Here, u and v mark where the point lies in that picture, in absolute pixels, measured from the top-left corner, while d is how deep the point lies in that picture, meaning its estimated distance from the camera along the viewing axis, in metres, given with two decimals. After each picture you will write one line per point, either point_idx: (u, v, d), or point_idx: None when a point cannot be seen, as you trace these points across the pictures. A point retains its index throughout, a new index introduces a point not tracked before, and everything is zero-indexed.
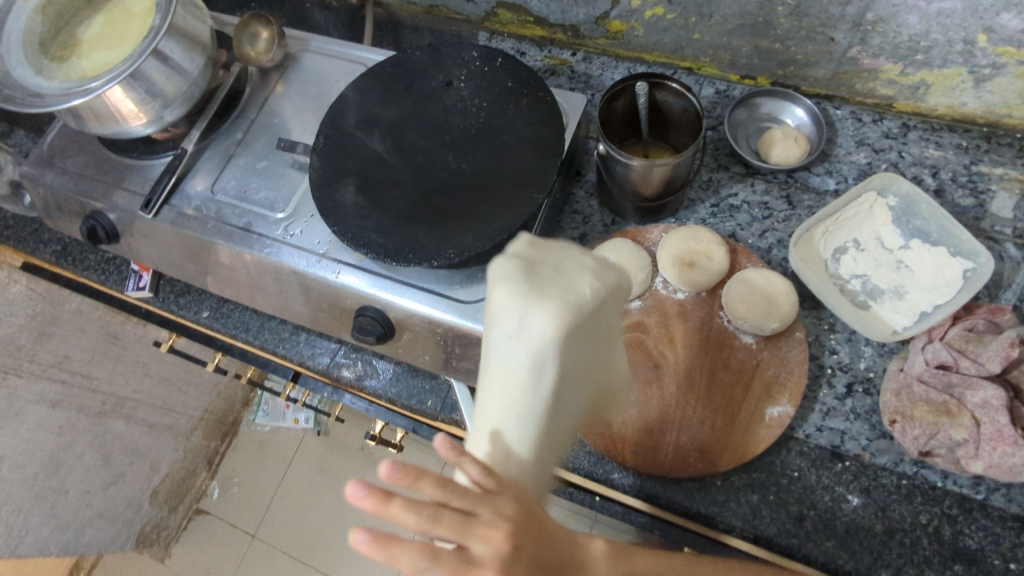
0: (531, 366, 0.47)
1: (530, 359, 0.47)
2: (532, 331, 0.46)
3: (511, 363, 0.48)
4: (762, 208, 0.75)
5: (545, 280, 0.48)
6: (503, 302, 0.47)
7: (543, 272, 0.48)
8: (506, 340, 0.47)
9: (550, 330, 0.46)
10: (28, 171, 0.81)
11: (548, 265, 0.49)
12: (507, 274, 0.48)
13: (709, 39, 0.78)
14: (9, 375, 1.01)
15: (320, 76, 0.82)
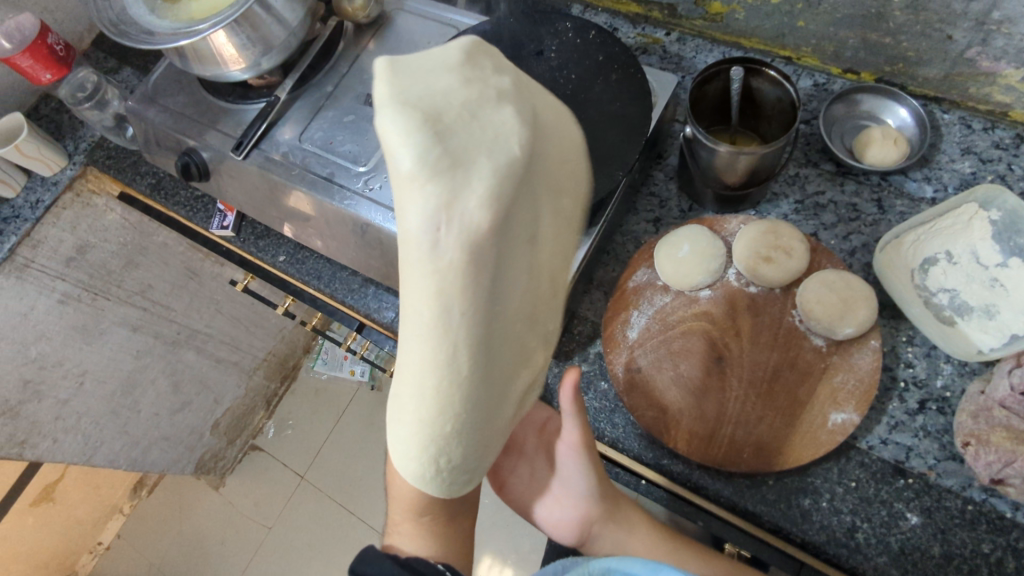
0: (464, 257, 0.44)
1: (466, 250, 0.44)
2: (461, 219, 0.43)
3: (445, 258, 0.44)
4: (849, 209, 0.72)
5: (461, 140, 0.43)
6: (426, 185, 0.42)
7: (452, 127, 0.43)
8: (430, 233, 0.43)
9: (487, 204, 0.43)
10: (134, 105, 0.85)
11: (458, 113, 0.43)
12: (422, 147, 0.42)
13: (814, 28, 0.75)
14: (99, 297, 1.11)
15: (412, 36, 0.83)
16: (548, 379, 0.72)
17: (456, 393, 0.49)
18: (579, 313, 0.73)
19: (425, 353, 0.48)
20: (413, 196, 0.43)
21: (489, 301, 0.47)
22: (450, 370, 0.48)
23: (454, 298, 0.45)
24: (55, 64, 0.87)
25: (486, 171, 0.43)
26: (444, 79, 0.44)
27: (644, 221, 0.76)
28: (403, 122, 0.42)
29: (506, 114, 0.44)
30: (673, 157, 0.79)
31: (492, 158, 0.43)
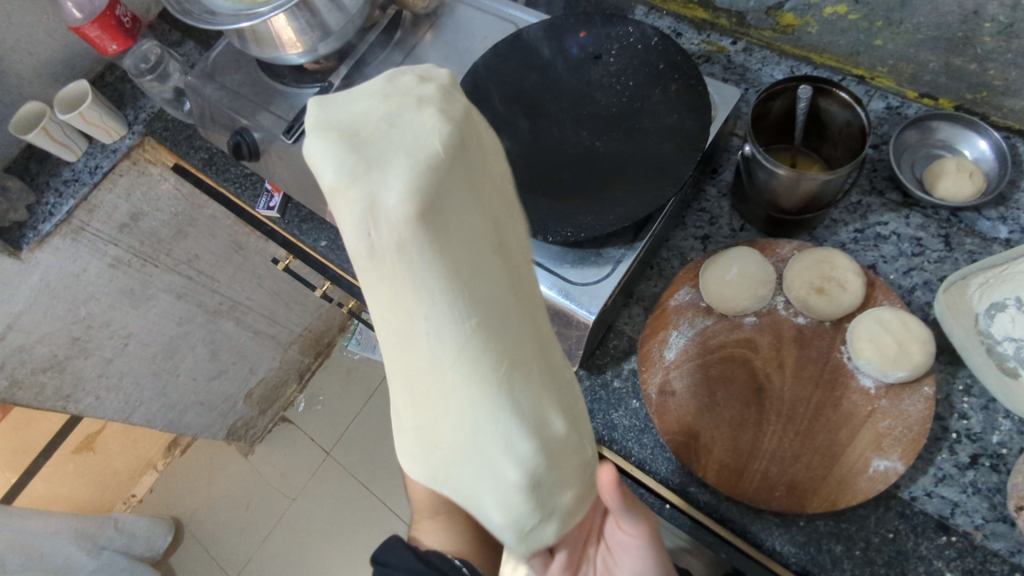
0: (403, 257, 0.42)
1: (402, 247, 0.42)
2: (390, 216, 0.41)
3: (388, 266, 0.43)
4: (913, 243, 0.68)
5: (379, 149, 0.42)
6: (348, 193, 0.41)
7: (370, 138, 0.42)
8: (365, 240, 0.42)
9: (407, 196, 0.41)
10: (193, 81, 0.87)
11: (376, 125, 0.43)
12: (340, 160, 0.42)
13: (892, 48, 0.71)
14: (147, 263, 1.14)
15: (470, 29, 0.81)
16: (580, 391, 0.70)
17: (438, 413, 0.49)
18: (616, 326, 0.72)
19: (399, 366, 0.49)
20: (343, 207, 0.42)
21: (445, 314, 0.45)
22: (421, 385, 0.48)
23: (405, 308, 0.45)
24: (121, 35, 0.89)
25: (404, 167, 0.41)
26: (364, 98, 0.44)
27: (692, 238, 0.74)
28: (324, 142, 0.42)
29: (427, 115, 0.43)
30: (729, 172, 0.76)
31: (411, 157, 0.42)
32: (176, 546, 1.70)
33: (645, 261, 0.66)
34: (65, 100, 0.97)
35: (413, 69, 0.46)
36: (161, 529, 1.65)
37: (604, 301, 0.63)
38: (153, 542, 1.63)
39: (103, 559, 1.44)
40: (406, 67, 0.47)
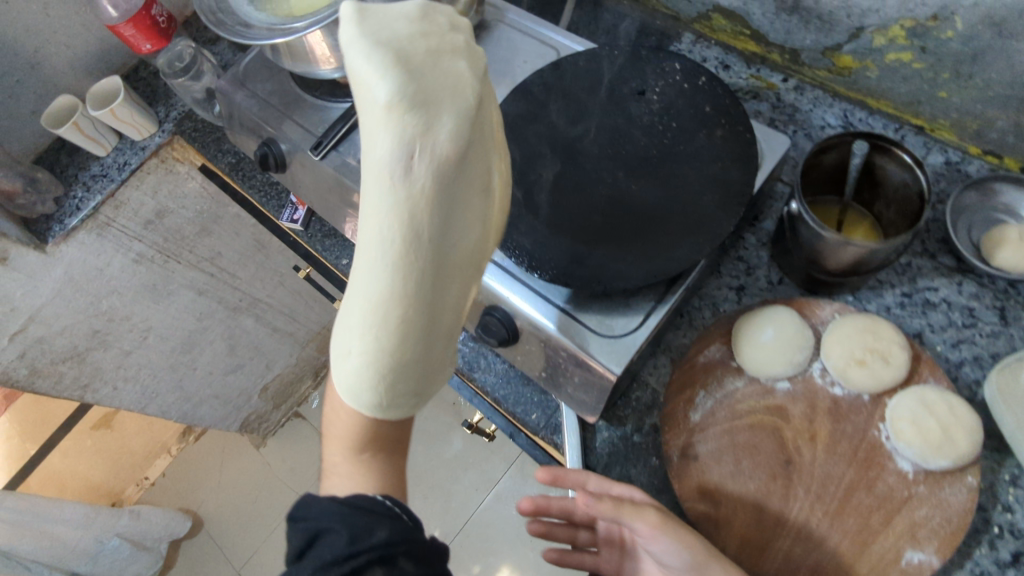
0: (428, 180, 0.48)
1: (434, 173, 0.48)
2: (434, 143, 0.47)
3: (414, 187, 0.48)
4: (965, 313, 0.64)
5: (428, 82, 0.48)
6: (404, 114, 0.47)
7: (422, 69, 0.48)
8: (401, 160, 0.47)
9: (455, 136, 0.48)
10: (224, 85, 0.85)
11: (424, 57, 0.49)
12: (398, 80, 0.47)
13: (957, 101, 0.66)
14: (170, 260, 1.13)
15: (509, 51, 0.77)
16: (598, 442, 0.67)
17: (411, 326, 0.49)
18: (640, 377, 0.69)
19: (368, 273, 0.50)
20: (387, 124, 0.47)
21: (435, 238, 0.50)
22: (387, 297, 0.49)
23: (404, 223, 0.48)
24: (157, 35, 0.88)
25: (452, 113, 0.48)
26: (406, 25, 0.50)
27: (727, 287, 0.70)
28: (376, 58, 0.47)
29: (463, 65, 0.50)
30: (769, 222, 0.72)
31: (456, 102, 0.48)
32: (195, 534, 1.73)
33: (675, 315, 0.64)
34: (98, 95, 0.96)
35: (449, 14, 0.52)
36: (178, 521, 1.67)
37: (630, 356, 0.60)
38: (169, 530, 1.64)
39: (112, 546, 1.46)
40: (439, 8, 0.52)
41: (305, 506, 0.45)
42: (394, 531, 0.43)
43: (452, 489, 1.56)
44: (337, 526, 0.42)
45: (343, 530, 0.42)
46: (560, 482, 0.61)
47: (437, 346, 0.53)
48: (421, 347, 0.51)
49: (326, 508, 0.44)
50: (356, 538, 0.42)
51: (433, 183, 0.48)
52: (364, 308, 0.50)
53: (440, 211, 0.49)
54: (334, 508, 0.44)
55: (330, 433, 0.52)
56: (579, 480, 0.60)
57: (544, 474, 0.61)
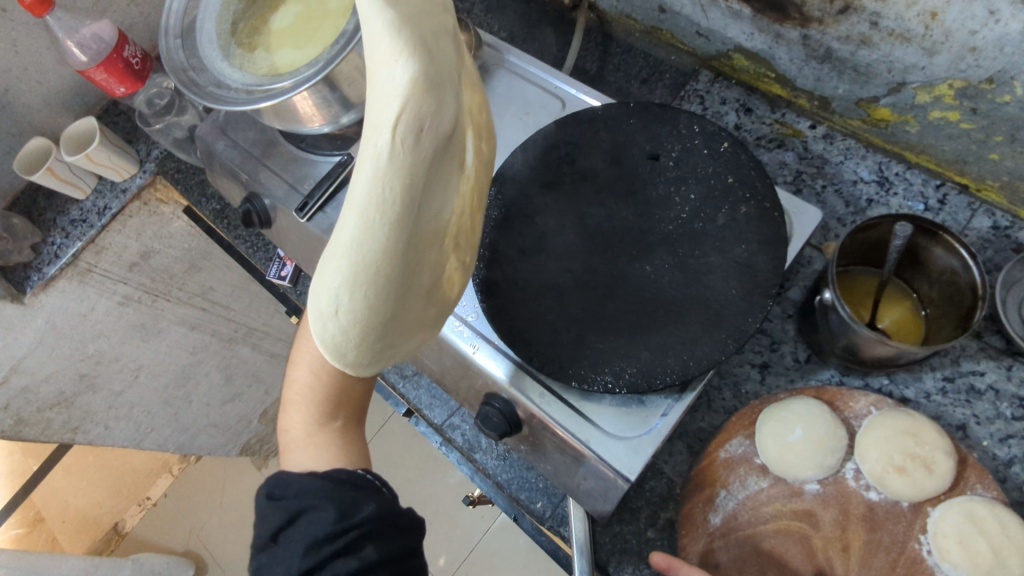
0: (428, 155, 0.38)
1: (434, 151, 0.38)
2: (440, 118, 0.37)
3: (415, 160, 0.37)
4: (1015, 404, 0.58)
5: (433, 54, 0.38)
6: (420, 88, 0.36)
7: (427, 37, 0.38)
8: (407, 132, 0.37)
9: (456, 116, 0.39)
10: (204, 133, 0.79)
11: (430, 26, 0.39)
12: (411, 55, 0.37)
13: (1010, 165, 0.59)
14: (159, 299, 1.07)
15: (509, 100, 0.71)
16: (607, 537, 0.63)
17: (389, 300, 0.41)
18: (654, 465, 0.64)
19: (345, 239, 0.39)
20: (392, 91, 0.37)
21: (419, 215, 0.39)
22: (373, 273, 0.39)
23: (396, 204, 0.37)
24: (130, 77, 0.82)
25: (453, 92, 0.39)
26: None
27: (749, 364, 0.65)
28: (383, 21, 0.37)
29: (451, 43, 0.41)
30: (796, 291, 0.66)
31: (455, 83, 0.39)
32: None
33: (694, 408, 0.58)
34: (73, 139, 0.91)
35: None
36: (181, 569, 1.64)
37: (644, 462, 0.54)
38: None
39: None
40: None
41: (292, 484, 0.52)
42: (377, 504, 0.51)
43: (458, 516, 1.52)
44: (328, 507, 0.49)
45: (330, 503, 0.49)
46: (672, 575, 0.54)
47: (416, 307, 0.45)
48: (394, 319, 0.42)
49: (313, 490, 0.51)
50: (346, 515, 0.49)
51: (426, 163, 0.38)
52: (341, 274, 0.39)
53: (427, 191, 0.40)
54: (320, 487, 0.51)
55: (291, 403, 0.60)
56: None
57: (657, 557, 0.55)
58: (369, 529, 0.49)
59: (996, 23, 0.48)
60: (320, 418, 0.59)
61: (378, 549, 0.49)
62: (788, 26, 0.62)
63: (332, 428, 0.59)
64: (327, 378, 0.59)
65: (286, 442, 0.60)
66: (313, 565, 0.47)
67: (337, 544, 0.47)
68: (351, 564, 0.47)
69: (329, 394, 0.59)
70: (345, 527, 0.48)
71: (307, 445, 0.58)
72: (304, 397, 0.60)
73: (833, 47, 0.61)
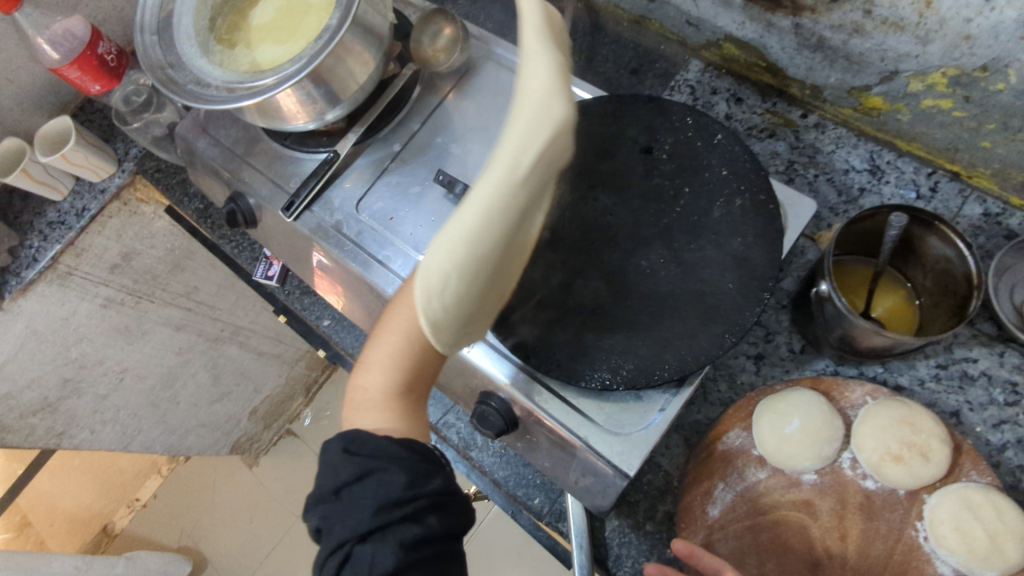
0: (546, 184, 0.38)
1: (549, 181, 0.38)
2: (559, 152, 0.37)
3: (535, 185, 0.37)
4: (1007, 389, 0.58)
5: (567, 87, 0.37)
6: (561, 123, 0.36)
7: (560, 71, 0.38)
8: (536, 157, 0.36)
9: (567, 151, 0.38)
10: (183, 131, 0.77)
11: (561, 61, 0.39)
12: (565, 97, 0.37)
13: (1002, 152, 0.59)
14: (142, 300, 1.05)
15: (498, 93, 0.70)
16: (607, 532, 0.63)
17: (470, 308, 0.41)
18: (651, 458, 0.64)
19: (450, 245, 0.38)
20: (531, 116, 0.36)
21: (519, 236, 0.39)
22: (475, 269, 0.38)
23: (509, 224, 0.37)
24: (105, 75, 0.80)
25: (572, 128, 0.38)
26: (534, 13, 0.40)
27: (744, 356, 0.65)
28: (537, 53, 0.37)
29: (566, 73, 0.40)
30: (790, 281, 0.65)
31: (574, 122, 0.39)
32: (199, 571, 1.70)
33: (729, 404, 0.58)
34: (47, 139, 0.88)
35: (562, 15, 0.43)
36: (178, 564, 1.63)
37: (643, 458, 0.54)
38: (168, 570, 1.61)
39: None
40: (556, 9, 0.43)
41: (366, 442, 0.49)
42: (442, 480, 0.50)
43: None
44: (400, 473, 0.47)
45: (405, 473, 0.47)
46: (694, 562, 0.54)
47: (484, 315, 0.45)
48: (466, 323, 0.43)
49: (385, 453, 0.48)
50: (416, 484, 0.47)
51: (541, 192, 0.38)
52: (445, 273, 0.38)
53: (531, 217, 0.39)
54: (394, 451, 0.48)
55: (371, 358, 0.54)
56: (716, 569, 0.52)
57: (678, 544, 0.55)
58: (434, 500, 0.48)
59: (991, 11, 0.48)
60: (395, 390, 0.53)
61: (438, 521, 0.48)
62: (780, 15, 0.62)
63: (405, 402, 0.54)
64: (417, 347, 0.52)
65: (354, 393, 0.55)
66: (378, 526, 0.45)
67: (404, 510, 0.46)
68: (414, 531, 0.46)
69: (412, 368, 0.53)
70: (414, 497, 0.47)
71: (377, 412, 0.53)
72: (387, 361, 0.53)
73: (826, 36, 0.60)
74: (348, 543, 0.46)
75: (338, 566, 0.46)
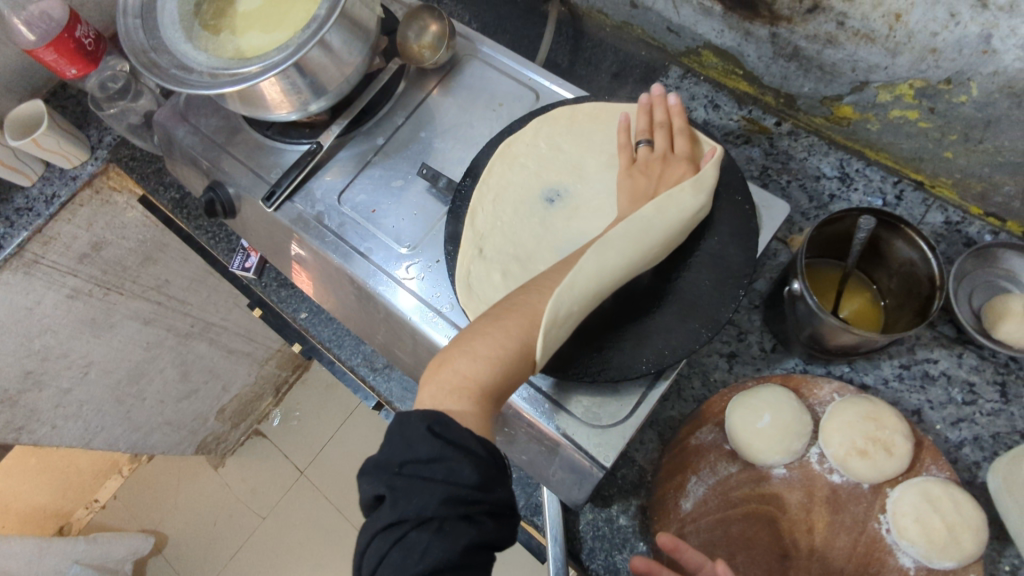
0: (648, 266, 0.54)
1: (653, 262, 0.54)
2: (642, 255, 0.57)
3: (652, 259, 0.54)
4: (965, 389, 0.61)
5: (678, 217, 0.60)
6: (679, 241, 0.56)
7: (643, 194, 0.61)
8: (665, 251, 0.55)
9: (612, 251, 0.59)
10: (162, 119, 0.76)
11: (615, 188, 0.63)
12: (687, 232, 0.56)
13: (963, 163, 0.62)
14: (111, 292, 1.02)
15: (482, 91, 0.71)
16: (581, 525, 0.64)
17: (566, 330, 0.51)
18: (626, 453, 0.65)
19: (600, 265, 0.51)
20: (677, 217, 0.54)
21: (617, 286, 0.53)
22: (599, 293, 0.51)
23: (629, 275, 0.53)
24: (81, 59, 0.79)
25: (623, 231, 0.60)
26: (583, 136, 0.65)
27: (717, 354, 0.66)
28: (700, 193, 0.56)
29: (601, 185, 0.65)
30: (762, 283, 0.68)
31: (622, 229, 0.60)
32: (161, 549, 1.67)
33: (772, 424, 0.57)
34: (17, 122, 0.86)
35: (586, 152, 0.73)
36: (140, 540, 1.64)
37: (621, 449, 0.55)
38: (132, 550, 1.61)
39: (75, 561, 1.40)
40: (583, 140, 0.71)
41: (453, 427, 0.41)
42: (505, 487, 0.43)
43: None
44: (474, 470, 0.40)
45: (477, 474, 0.40)
46: (678, 555, 0.52)
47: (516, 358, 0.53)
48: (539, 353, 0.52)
49: (465, 444, 0.41)
50: (484, 485, 0.40)
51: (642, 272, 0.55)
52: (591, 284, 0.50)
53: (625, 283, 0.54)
54: (475, 446, 0.41)
55: (473, 345, 0.46)
56: (699, 564, 0.52)
57: (663, 538, 0.53)
58: (497, 505, 0.42)
59: (956, 25, 0.51)
60: (490, 388, 0.45)
61: (493, 527, 0.41)
62: (757, 25, 0.64)
63: (491, 409, 0.45)
64: (527, 353, 0.47)
65: (435, 376, 0.46)
66: (439, 517, 0.39)
67: (465, 509, 0.39)
68: (470, 533, 0.39)
69: (513, 374, 0.46)
70: (480, 498, 0.40)
71: (468, 402, 0.43)
72: (495, 353, 0.46)
73: (801, 45, 0.63)
74: (402, 525, 0.39)
75: (384, 547, 0.39)
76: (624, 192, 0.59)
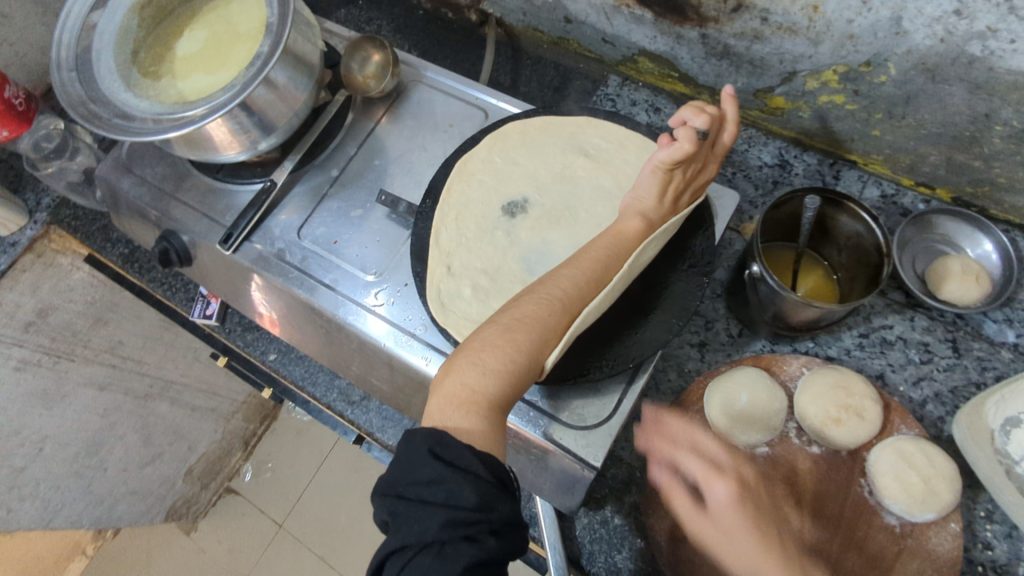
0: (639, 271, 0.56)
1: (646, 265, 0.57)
2: None
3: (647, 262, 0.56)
4: (920, 349, 0.64)
5: None
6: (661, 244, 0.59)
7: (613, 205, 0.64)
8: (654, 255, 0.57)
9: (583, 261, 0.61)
10: (104, 173, 0.74)
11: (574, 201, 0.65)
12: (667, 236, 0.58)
13: (891, 139, 0.66)
14: (61, 359, 0.97)
15: (432, 115, 0.72)
16: (578, 531, 0.64)
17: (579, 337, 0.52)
18: (612, 453, 0.66)
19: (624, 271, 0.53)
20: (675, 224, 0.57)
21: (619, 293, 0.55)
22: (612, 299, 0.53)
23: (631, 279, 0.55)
24: (13, 120, 0.75)
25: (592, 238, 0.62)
26: (535, 150, 0.67)
27: (688, 345, 0.68)
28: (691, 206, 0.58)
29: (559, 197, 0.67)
30: (722, 272, 0.70)
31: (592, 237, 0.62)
32: None
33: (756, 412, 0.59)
34: None
35: None
36: None
37: (605, 451, 0.55)
38: None
39: None
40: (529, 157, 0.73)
41: (453, 446, 0.40)
42: (511, 507, 0.42)
43: None
44: (474, 491, 0.39)
45: (477, 495, 0.39)
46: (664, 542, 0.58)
47: None
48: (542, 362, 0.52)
49: (466, 466, 0.40)
50: (486, 506, 0.40)
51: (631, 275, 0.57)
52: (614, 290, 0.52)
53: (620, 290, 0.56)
54: (474, 465, 0.40)
55: (482, 357, 0.45)
56: None
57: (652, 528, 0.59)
58: (500, 524, 0.40)
59: (869, 11, 0.54)
60: (498, 401, 0.44)
61: (498, 550, 0.40)
62: (687, 27, 0.68)
63: (499, 422, 0.45)
64: (538, 365, 0.47)
65: (441, 390, 0.45)
66: (439, 541, 0.38)
67: (466, 530, 0.39)
68: (472, 555, 0.38)
69: (519, 386, 0.46)
70: (482, 518, 0.39)
71: (477, 418, 0.43)
72: (505, 365, 0.45)
73: (730, 43, 0.67)
74: (405, 552, 0.39)
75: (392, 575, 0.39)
76: (654, 186, 0.55)
